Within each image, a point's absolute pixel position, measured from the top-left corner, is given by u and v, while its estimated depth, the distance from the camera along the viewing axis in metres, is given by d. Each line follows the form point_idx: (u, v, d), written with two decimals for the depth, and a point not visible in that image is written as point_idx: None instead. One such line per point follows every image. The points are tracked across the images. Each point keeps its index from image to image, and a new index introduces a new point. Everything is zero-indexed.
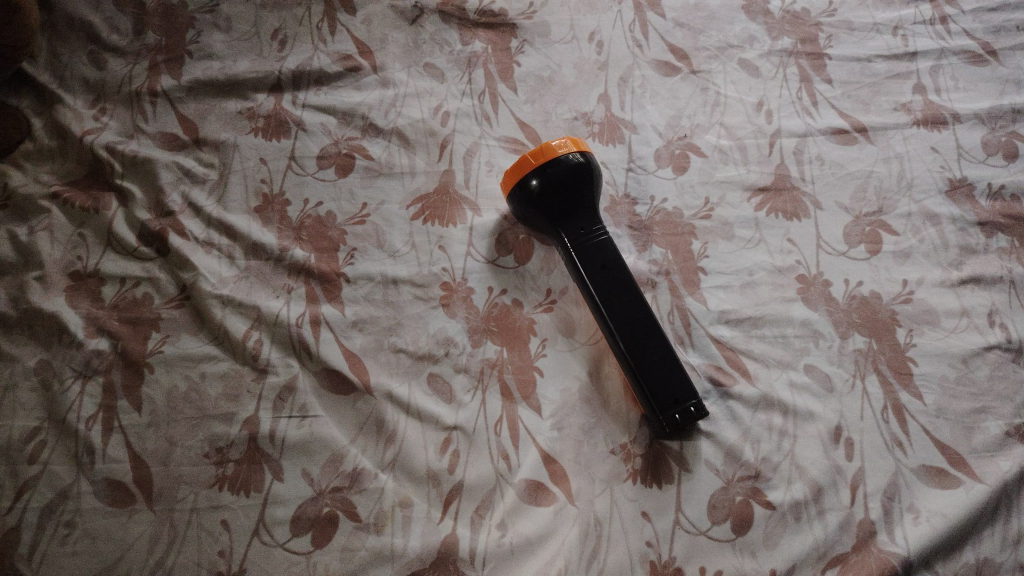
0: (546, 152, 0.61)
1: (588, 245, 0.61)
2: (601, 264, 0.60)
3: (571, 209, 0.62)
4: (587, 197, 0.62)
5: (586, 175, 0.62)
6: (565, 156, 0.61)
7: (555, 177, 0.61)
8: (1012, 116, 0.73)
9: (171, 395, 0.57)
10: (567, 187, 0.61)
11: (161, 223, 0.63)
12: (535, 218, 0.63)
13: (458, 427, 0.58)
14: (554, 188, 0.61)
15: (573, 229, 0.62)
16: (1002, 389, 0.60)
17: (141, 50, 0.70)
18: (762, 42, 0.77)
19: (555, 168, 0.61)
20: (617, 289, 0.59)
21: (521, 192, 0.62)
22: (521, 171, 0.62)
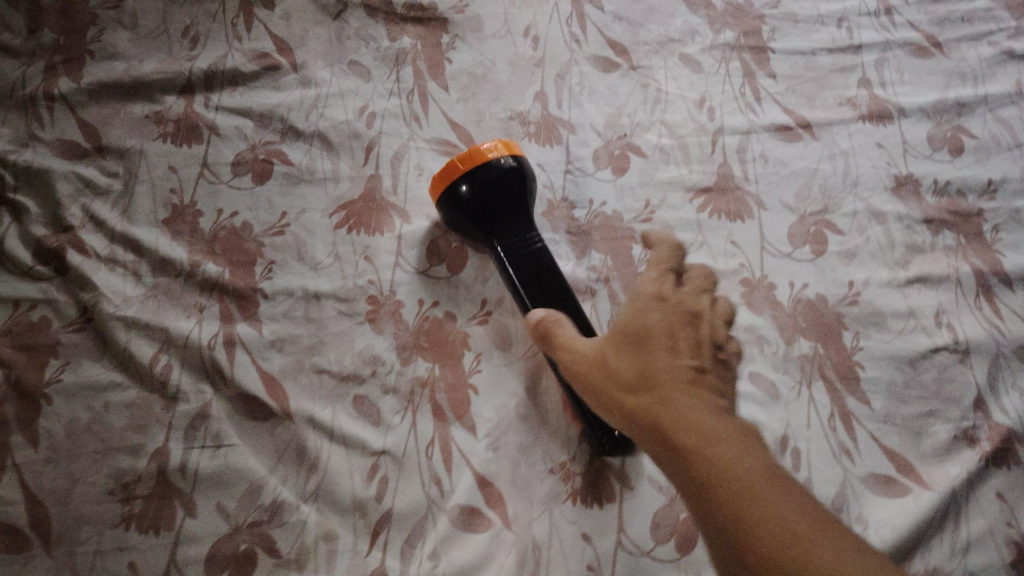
0: (476, 156, 0.57)
1: (521, 253, 0.57)
2: (536, 274, 0.56)
3: (503, 216, 0.58)
4: (520, 203, 0.58)
5: (519, 179, 0.58)
6: (496, 160, 0.57)
7: (486, 183, 0.56)
8: (957, 110, 0.72)
9: (72, 428, 0.52)
10: (500, 193, 0.57)
11: (59, 239, 0.57)
12: (465, 225, 0.59)
13: (387, 451, 0.54)
14: (485, 195, 0.57)
15: (506, 236, 0.58)
16: (949, 392, 0.59)
17: (36, 50, 0.64)
18: (704, 35, 0.74)
19: (486, 174, 0.56)
20: (553, 300, 0.56)
21: (450, 198, 0.57)
22: (449, 176, 0.57)
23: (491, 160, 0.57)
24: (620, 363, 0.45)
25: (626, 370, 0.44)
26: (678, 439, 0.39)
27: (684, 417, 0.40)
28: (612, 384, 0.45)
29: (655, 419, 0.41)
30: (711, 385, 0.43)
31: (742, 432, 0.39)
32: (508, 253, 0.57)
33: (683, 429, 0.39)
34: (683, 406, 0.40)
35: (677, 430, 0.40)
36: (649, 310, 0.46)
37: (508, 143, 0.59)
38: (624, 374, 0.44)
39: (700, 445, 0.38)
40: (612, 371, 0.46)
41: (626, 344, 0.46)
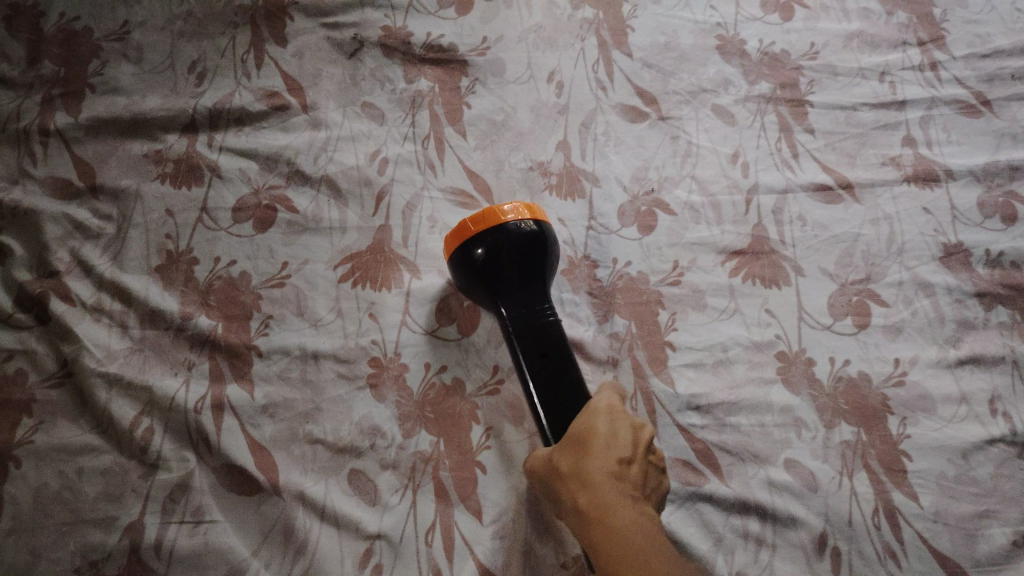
0: (493, 217, 0.50)
1: (529, 327, 0.50)
2: (541, 352, 0.49)
3: (516, 285, 0.50)
4: (538, 272, 0.51)
5: (538, 248, 0.51)
6: (517, 224, 0.50)
7: (501, 247, 0.50)
8: (1009, 174, 0.67)
9: (40, 495, 0.48)
10: (515, 260, 0.50)
11: (43, 285, 0.54)
12: (472, 288, 0.52)
13: (382, 536, 0.49)
14: (498, 259, 0.50)
15: (516, 305, 0.50)
16: (1007, 490, 0.53)
17: (35, 83, 0.60)
18: (737, 86, 0.70)
19: (502, 237, 0.50)
20: (559, 386, 0.48)
21: (460, 257, 0.51)
22: (462, 233, 0.51)
23: (510, 222, 0.50)
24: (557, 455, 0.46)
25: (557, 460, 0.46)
26: (596, 540, 0.43)
27: (608, 522, 0.43)
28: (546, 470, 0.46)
29: (581, 514, 0.44)
30: (634, 480, 0.46)
31: (654, 534, 0.42)
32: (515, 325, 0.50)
33: (601, 535, 0.42)
34: (606, 510, 0.43)
35: (597, 534, 0.43)
36: (594, 413, 0.47)
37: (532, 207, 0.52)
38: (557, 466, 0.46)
39: (614, 554, 0.41)
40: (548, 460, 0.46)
41: (563, 440, 0.46)
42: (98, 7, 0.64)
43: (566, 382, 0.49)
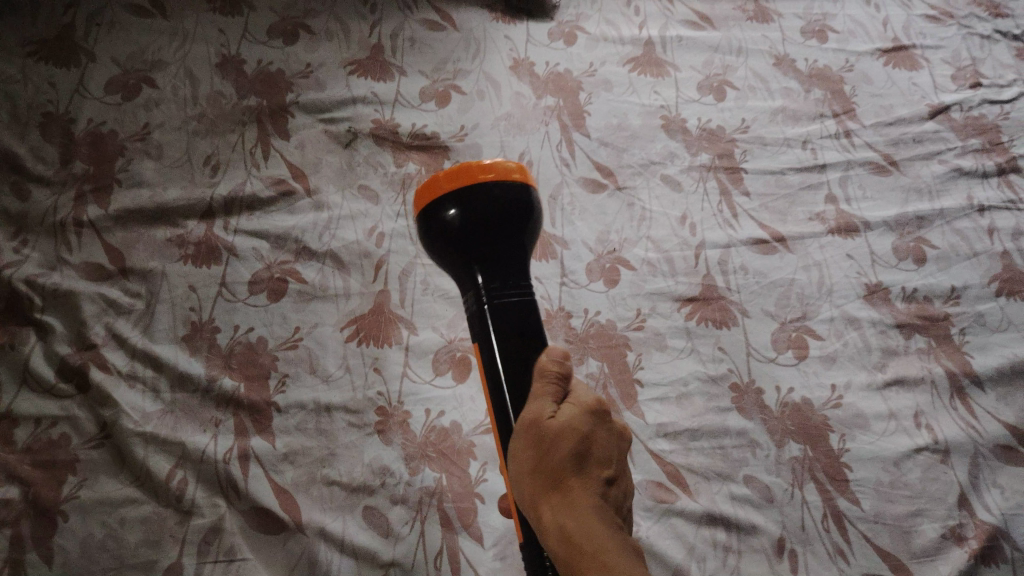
0: (471, 173, 0.43)
1: (498, 297, 0.43)
2: (509, 326, 0.42)
3: (490, 251, 0.44)
4: (521, 241, 0.45)
5: (524, 216, 0.44)
6: (500, 183, 0.44)
7: (476, 207, 0.43)
8: (917, 223, 0.79)
9: (87, 545, 0.53)
10: (493, 222, 0.43)
11: (82, 356, 0.60)
12: (441, 257, 0.46)
13: (396, 563, 0.55)
14: (472, 220, 0.43)
15: (494, 276, 0.44)
16: (934, 491, 0.62)
17: (67, 180, 0.68)
18: (682, 158, 0.81)
19: (480, 195, 0.43)
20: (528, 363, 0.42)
21: (430, 217, 0.44)
22: (436, 187, 0.44)
23: (493, 180, 0.43)
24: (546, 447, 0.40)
25: (541, 454, 0.40)
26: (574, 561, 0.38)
27: (594, 544, 0.38)
28: (522, 456, 0.40)
29: (556, 528, 0.39)
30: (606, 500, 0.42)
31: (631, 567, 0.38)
32: (485, 297, 0.43)
33: (580, 559, 0.37)
34: (591, 534, 0.38)
35: (575, 558, 0.37)
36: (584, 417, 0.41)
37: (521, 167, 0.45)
38: (538, 458, 0.40)
39: None
40: (531, 449, 0.40)
41: (553, 436, 0.40)
42: (121, 111, 0.73)
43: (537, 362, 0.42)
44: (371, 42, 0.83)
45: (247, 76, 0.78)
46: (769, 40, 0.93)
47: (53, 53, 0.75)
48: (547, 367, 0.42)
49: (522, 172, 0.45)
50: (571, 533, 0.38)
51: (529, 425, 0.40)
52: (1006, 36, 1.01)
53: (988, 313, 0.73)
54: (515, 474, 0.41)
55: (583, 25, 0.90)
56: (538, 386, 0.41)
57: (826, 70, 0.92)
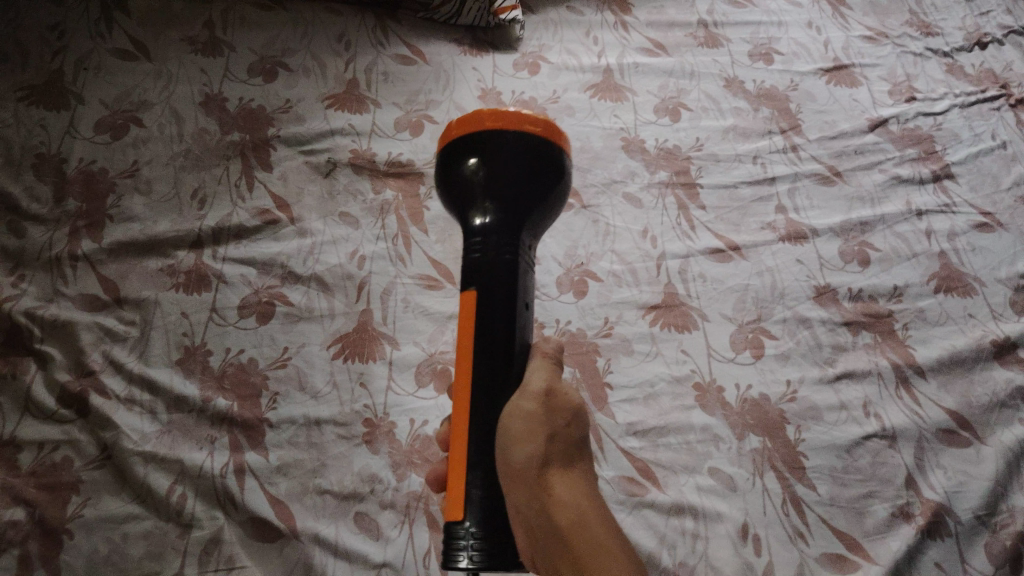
0: (494, 113, 0.46)
1: (491, 243, 0.46)
2: (491, 269, 0.45)
3: (494, 194, 0.46)
4: (535, 194, 0.46)
5: (544, 175, 0.47)
6: (530, 133, 0.46)
7: (490, 147, 0.46)
8: (860, 228, 0.85)
9: (92, 560, 0.56)
10: (506, 165, 0.46)
11: (82, 383, 0.63)
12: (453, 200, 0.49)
13: (387, 564, 0.59)
14: (487, 160, 0.46)
15: (499, 222, 0.46)
16: (883, 473, 0.67)
17: (62, 217, 0.72)
18: (642, 176, 0.86)
19: (500, 140, 0.46)
20: (510, 311, 0.44)
21: (450, 155, 0.48)
22: (459, 128, 0.48)
23: (518, 125, 0.46)
24: (555, 425, 0.44)
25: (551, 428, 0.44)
26: (573, 536, 0.41)
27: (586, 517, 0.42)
28: (533, 421, 0.43)
29: (559, 502, 0.42)
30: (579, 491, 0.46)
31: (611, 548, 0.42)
32: (481, 238, 0.46)
33: (580, 534, 0.41)
34: (588, 514, 0.42)
35: (575, 532, 0.41)
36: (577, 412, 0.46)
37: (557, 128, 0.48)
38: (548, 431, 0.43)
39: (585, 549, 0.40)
40: (542, 415, 0.43)
41: (560, 413, 0.44)
42: (110, 150, 0.77)
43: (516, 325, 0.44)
44: (346, 77, 0.88)
45: (229, 113, 0.82)
46: (719, 63, 1.00)
47: (44, 98, 0.79)
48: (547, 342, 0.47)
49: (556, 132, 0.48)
50: (572, 509, 0.42)
51: (545, 389, 0.44)
52: (936, 53, 1.10)
53: (928, 308, 0.79)
54: (511, 437, 0.42)
55: (545, 55, 0.96)
56: (544, 359, 0.46)
57: (773, 90, 0.98)
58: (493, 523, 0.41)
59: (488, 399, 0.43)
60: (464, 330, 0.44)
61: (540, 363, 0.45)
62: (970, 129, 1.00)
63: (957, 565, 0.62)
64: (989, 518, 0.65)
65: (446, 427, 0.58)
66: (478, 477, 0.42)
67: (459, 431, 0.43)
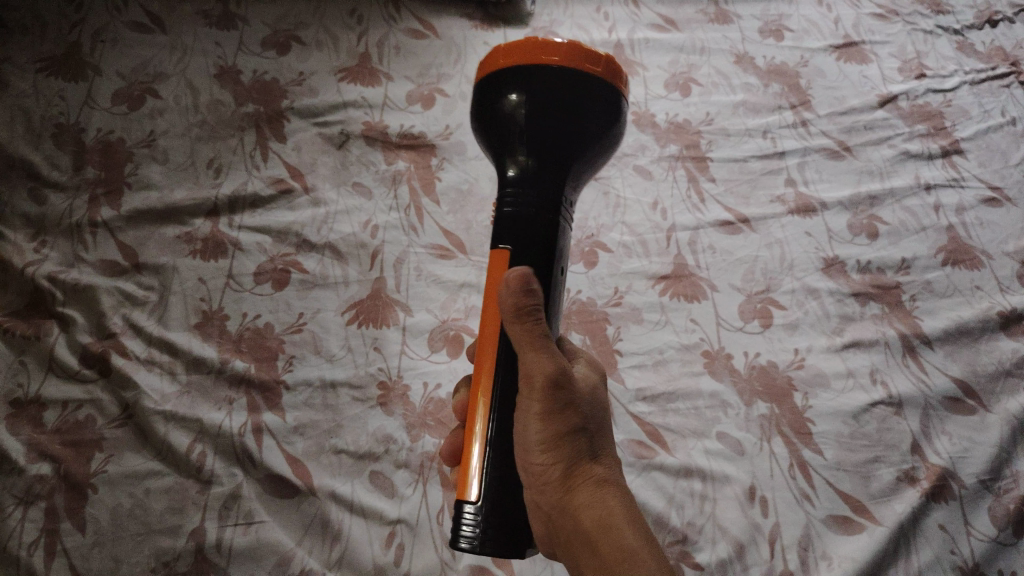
0: (546, 49, 0.43)
1: (526, 197, 0.44)
2: (525, 229, 0.44)
3: (536, 144, 0.44)
4: (580, 145, 0.44)
5: (591, 118, 0.44)
6: (582, 74, 0.43)
7: (536, 88, 0.43)
8: (869, 202, 0.86)
9: (116, 513, 0.57)
10: (552, 111, 0.43)
11: (103, 345, 0.64)
12: (489, 134, 0.47)
13: (402, 520, 0.60)
14: (532, 105, 0.43)
15: (536, 171, 0.45)
16: (889, 439, 0.68)
17: (81, 185, 0.73)
18: (652, 149, 0.87)
19: (548, 79, 0.42)
20: (540, 280, 0.44)
21: (493, 87, 0.45)
22: (506, 57, 0.44)
23: (572, 65, 0.43)
24: (572, 420, 0.42)
25: (571, 422, 0.42)
26: (596, 534, 0.39)
27: (604, 510, 0.40)
28: (548, 418, 0.41)
29: (583, 496, 0.41)
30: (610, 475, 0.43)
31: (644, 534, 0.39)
32: (517, 190, 0.45)
33: (603, 527, 0.39)
34: (614, 509, 0.40)
35: (600, 530, 0.39)
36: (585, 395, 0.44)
37: (614, 63, 0.45)
38: (567, 426, 0.42)
39: (605, 546, 0.38)
40: (559, 409, 0.41)
41: (568, 392, 0.42)
42: (128, 120, 0.78)
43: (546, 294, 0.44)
44: (359, 50, 0.89)
45: (244, 85, 0.83)
46: (730, 39, 1.00)
47: (62, 69, 0.80)
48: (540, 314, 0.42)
49: (613, 70, 0.44)
50: (596, 506, 0.40)
51: (551, 376, 0.41)
52: (948, 31, 1.10)
53: (935, 280, 0.80)
54: (524, 433, 0.42)
55: (557, 30, 0.96)
56: (538, 337, 0.42)
57: (783, 66, 0.99)
58: (507, 513, 0.41)
59: (507, 395, 0.43)
60: (488, 319, 0.45)
61: (544, 344, 0.42)
62: (980, 105, 1.00)
63: (960, 529, 0.63)
64: (993, 483, 0.66)
65: (462, 393, 0.58)
66: (494, 468, 0.42)
67: (473, 425, 0.44)
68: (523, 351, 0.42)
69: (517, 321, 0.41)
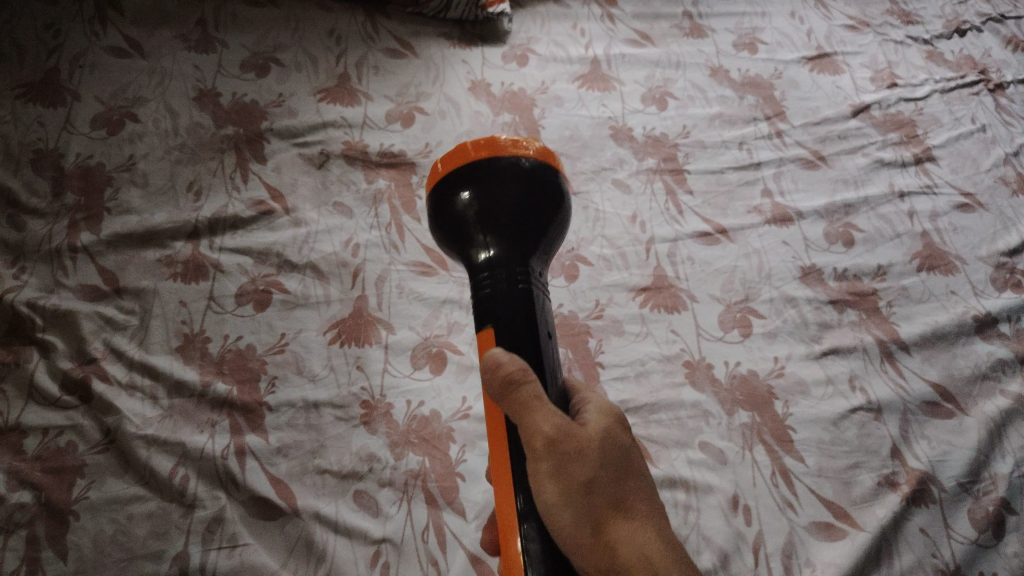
0: (482, 147, 0.44)
1: (499, 273, 0.42)
2: (508, 299, 0.41)
3: (504, 224, 0.43)
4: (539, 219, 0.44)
5: (538, 195, 0.44)
6: (525, 161, 0.44)
7: (481, 181, 0.43)
8: (844, 210, 0.87)
9: (99, 540, 0.56)
10: (506, 197, 0.43)
11: (83, 370, 0.64)
12: (452, 243, 0.46)
13: (387, 539, 0.60)
14: (485, 196, 0.43)
15: (504, 249, 0.43)
16: (870, 444, 0.69)
17: (60, 210, 0.73)
18: (630, 163, 0.88)
19: (495, 171, 0.43)
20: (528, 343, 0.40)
21: (443, 201, 0.45)
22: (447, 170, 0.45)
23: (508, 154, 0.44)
24: (586, 472, 0.37)
25: (587, 475, 0.37)
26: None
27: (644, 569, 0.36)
28: (561, 479, 0.37)
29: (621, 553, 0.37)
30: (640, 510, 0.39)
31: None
32: (492, 267, 0.43)
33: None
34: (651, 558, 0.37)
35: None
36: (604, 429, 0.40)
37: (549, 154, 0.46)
38: (582, 479, 0.37)
39: None
40: (569, 463, 0.37)
41: (578, 445, 0.37)
42: (107, 145, 0.78)
43: (540, 350, 0.40)
44: (338, 71, 0.90)
45: (223, 107, 0.84)
46: (705, 53, 1.02)
47: (41, 96, 0.80)
48: (529, 376, 0.38)
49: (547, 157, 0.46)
50: (637, 568, 0.37)
51: (551, 434, 0.37)
52: (917, 41, 1.13)
53: (912, 286, 0.81)
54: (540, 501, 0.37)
55: (534, 47, 0.98)
56: (531, 399, 0.37)
57: (757, 78, 1.00)
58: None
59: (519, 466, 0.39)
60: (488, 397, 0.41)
61: (541, 400, 0.37)
62: (951, 113, 1.02)
63: (941, 531, 0.64)
64: (972, 485, 0.67)
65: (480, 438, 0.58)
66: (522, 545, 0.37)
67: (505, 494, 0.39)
68: (519, 418, 0.38)
69: (507, 391, 0.37)
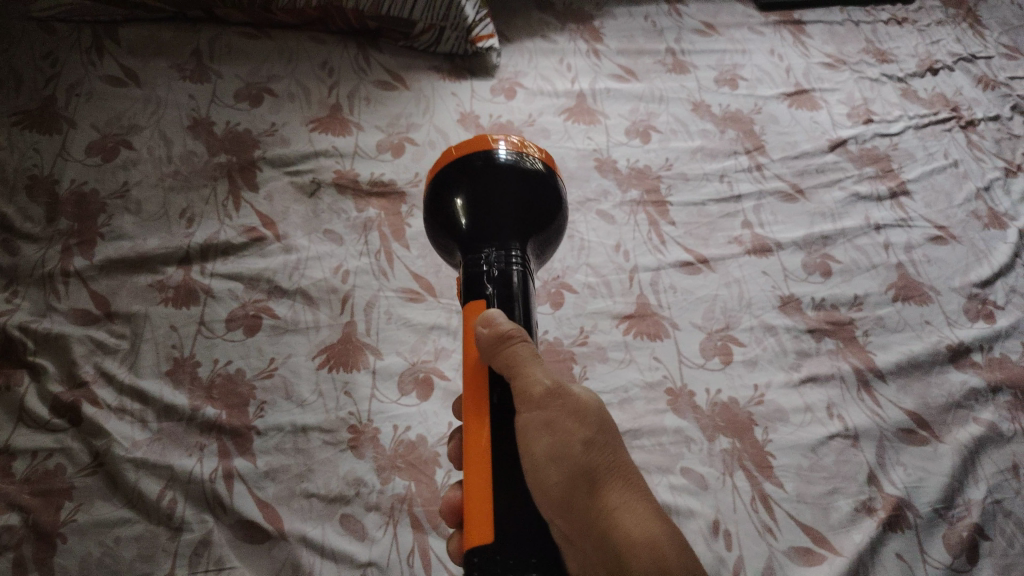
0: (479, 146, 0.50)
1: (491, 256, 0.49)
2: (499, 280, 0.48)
3: (499, 213, 0.49)
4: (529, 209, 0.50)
5: (529, 186, 0.50)
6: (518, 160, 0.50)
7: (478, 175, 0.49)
8: (822, 242, 0.90)
9: (85, 563, 0.57)
10: (501, 190, 0.49)
11: (74, 394, 0.65)
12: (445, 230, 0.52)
13: (372, 563, 0.60)
14: (480, 189, 0.49)
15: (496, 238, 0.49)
16: (847, 470, 0.70)
17: (54, 235, 0.74)
18: (614, 194, 0.90)
19: (492, 167, 0.49)
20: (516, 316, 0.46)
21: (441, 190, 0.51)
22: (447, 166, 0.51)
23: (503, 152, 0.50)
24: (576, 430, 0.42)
25: (578, 431, 0.42)
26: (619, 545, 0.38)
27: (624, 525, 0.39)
28: (552, 430, 0.42)
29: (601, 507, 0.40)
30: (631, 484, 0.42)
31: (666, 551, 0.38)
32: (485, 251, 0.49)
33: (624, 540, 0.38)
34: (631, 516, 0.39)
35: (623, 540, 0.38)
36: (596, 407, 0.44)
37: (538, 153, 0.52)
38: (574, 435, 0.42)
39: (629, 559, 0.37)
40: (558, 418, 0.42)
41: (568, 403, 0.43)
42: (102, 172, 0.80)
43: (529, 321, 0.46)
44: (331, 101, 0.92)
45: (217, 136, 0.85)
46: (687, 89, 1.05)
47: (37, 123, 0.82)
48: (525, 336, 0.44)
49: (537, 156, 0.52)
50: (615, 520, 0.39)
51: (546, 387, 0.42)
52: (892, 78, 1.17)
53: (887, 316, 0.84)
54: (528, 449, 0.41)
55: (521, 81, 1.01)
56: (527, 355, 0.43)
57: (738, 113, 1.04)
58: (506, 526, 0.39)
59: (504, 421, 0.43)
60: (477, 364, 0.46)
61: (535, 360, 0.43)
62: (924, 148, 1.06)
63: (917, 556, 0.65)
64: (947, 511, 0.69)
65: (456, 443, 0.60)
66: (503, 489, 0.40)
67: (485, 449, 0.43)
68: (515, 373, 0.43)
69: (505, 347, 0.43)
